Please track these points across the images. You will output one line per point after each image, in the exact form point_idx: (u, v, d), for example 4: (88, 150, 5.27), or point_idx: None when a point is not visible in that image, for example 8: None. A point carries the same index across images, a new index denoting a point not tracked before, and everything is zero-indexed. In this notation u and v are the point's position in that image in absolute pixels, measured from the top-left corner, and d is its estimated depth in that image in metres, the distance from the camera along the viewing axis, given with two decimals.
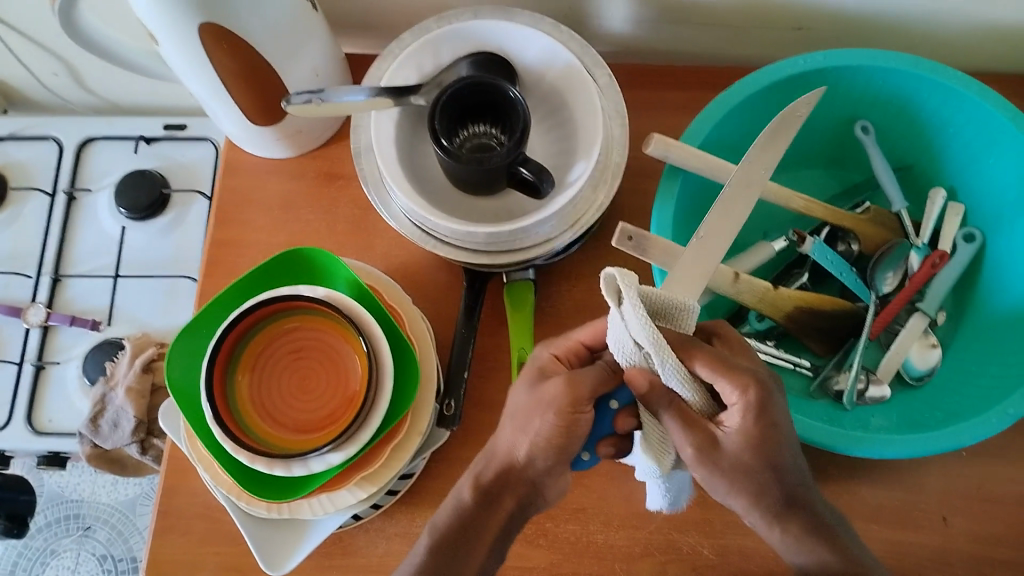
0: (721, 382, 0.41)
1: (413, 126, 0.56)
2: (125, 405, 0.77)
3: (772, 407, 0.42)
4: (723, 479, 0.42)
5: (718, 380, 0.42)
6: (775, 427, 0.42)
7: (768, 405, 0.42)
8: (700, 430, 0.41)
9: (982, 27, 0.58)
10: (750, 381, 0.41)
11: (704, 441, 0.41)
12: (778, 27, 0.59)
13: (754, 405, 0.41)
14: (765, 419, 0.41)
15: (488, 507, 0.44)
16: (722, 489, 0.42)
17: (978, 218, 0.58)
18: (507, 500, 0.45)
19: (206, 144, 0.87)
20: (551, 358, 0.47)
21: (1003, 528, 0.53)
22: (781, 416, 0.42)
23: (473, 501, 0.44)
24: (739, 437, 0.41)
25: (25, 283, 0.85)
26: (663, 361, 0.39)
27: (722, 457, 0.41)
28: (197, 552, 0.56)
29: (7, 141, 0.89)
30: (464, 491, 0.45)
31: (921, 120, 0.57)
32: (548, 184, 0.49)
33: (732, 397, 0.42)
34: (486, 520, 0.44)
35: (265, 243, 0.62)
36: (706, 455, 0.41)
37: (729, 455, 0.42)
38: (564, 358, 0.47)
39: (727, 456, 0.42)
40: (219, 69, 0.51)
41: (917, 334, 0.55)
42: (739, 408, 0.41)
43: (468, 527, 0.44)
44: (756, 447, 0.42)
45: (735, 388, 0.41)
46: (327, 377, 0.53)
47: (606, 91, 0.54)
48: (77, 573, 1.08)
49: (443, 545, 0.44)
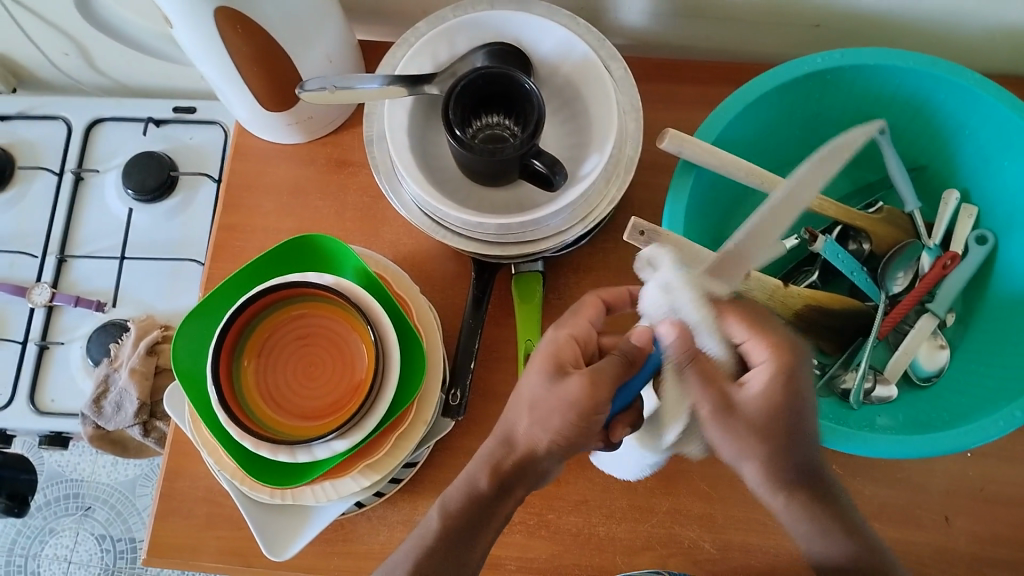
0: (754, 343, 0.43)
1: (426, 114, 0.56)
2: (128, 386, 0.76)
3: (797, 374, 0.43)
4: (737, 438, 0.44)
5: (749, 340, 0.43)
6: (799, 396, 0.43)
7: (794, 371, 0.43)
8: (720, 387, 0.43)
9: (998, 29, 0.58)
10: (781, 345, 0.43)
11: (723, 401, 0.43)
12: (795, 24, 0.59)
13: (784, 369, 0.43)
14: (792, 384, 0.43)
15: (500, 493, 0.44)
16: (734, 454, 0.44)
17: (991, 220, 0.57)
18: (517, 488, 0.45)
19: (215, 127, 0.87)
20: (568, 340, 0.46)
21: (1003, 529, 0.53)
22: (806, 388, 0.44)
23: (488, 489, 0.44)
24: (762, 396, 0.43)
25: (31, 263, 0.85)
26: (705, 330, 0.41)
27: (742, 413, 0.43)
28: (199, 535, 0.56)
29: (14, 119, 0.88)
30: (478, 476, 0.45)
31: (936, 121, 0.56)
32: (560, 177, 0.50)
33: (760, 354, 0.43)
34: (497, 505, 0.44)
35: (274, 228, 0.62)
36: (728, 408, 0.43)
37: (748, 416, 0.43)
38: (580, 341, 0.47)
39: (748, 418, 0.43)
40: (232, 50, 0.50)
41: (926, 334, 0.55)
42: (767, 369, 0.43)
43: (475, 513, 0.44)
44: (774, 411, 0.43)
45: (768, 349, 0.43)
46: (332, 363, 0.53)
47: (621, 84, 0.54)
48: (75, 553, 1.08)
49: (452, 532, 0.44)
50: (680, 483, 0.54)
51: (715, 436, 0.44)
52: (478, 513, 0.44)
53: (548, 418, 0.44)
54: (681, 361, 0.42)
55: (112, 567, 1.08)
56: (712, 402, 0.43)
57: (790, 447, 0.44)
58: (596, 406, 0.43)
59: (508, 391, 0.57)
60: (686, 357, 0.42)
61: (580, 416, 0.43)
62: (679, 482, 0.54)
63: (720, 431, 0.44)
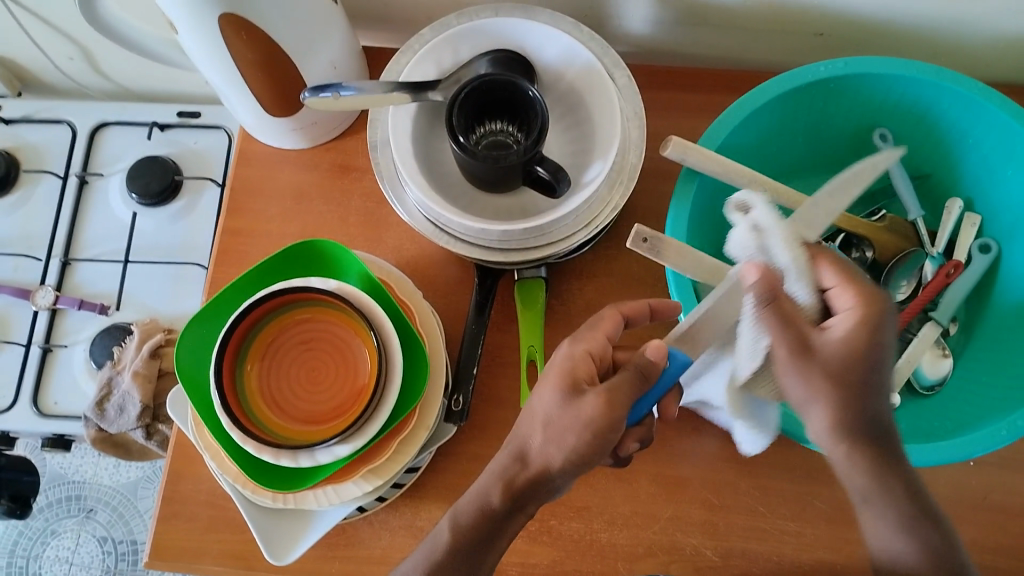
0: (843, 289, 0.42)
1: (430, 121, 0.56)
2: (132, 389, 0.77)
3: (885, 322, 0.42)
4: (810, 381, 0.42)
5: (838, 285, 0.43)
6: (882, 347, 0.42)
7: (879, 320, 0.42)
8: (802, 326, 0.42)
9: (1001, 38, 0.58)
10: (871, 290, 0.42)
11: (804, 340, 0.41)
12: (798, 33, 0.59)
13: (869, 318, 0.41)
14: (878, 332, 0.42)
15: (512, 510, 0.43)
16: (804, 398, 0.42)
17: (993, 229, 0.57)
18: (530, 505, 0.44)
19: (219, 132, 0.87)
20: (584, 355, 0.46)
21: (1006, 538, 0.53)
22: (889, 343, 0.42)
23: (502, 505, 0.43)
24: (844, 339, 0.41)
25: (35, 265, 0.85)
26: (797, 274, 0.42)
27: (818, 355, 0.41)
28: (201, 539, 0.57)
29: (19, 123, 0.89)
30: (493, 490, 0.44)
31: (939, 129, 0.56)
32: (564, 185, 0.50)
33: (846, 299, 0.42)
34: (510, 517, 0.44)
35: (277, 233, 0.62)
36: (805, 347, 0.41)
37: (826, 361, 0.41)
38: (596, 355, 0.47)
39: (823, 361, 0.41)
40: (237, 58, 0.51)
41: (931, 342, 0.55)
42: (850, 311, 0.42)
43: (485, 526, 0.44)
44: (853, 355, 0.41)
45: (856, 295, 0.42)
46: (336, 368, 0.53)
47: (625, 92, 0.54)
48: (77, 554, 1.08)
49: (460, 542, 0.43)
50: (682, 490, 0.54)
51: (786, 380, 0.43)
52: (489, 523, 0.43)
53: (563, 437, 0.43)
54: (758, 301, 0.41)
55: (113, 569, 1.08)
56: (786, 341, 0.41)
57: (861, 400, 0.42)
58: (613, 424, 0.43)
59: (510, 397, 0.57)
60: (763, 298, 0.41)
61: (595, 433, 0.43)
62: (682, 489, 0.55)
63: (792, 374, 0.42)
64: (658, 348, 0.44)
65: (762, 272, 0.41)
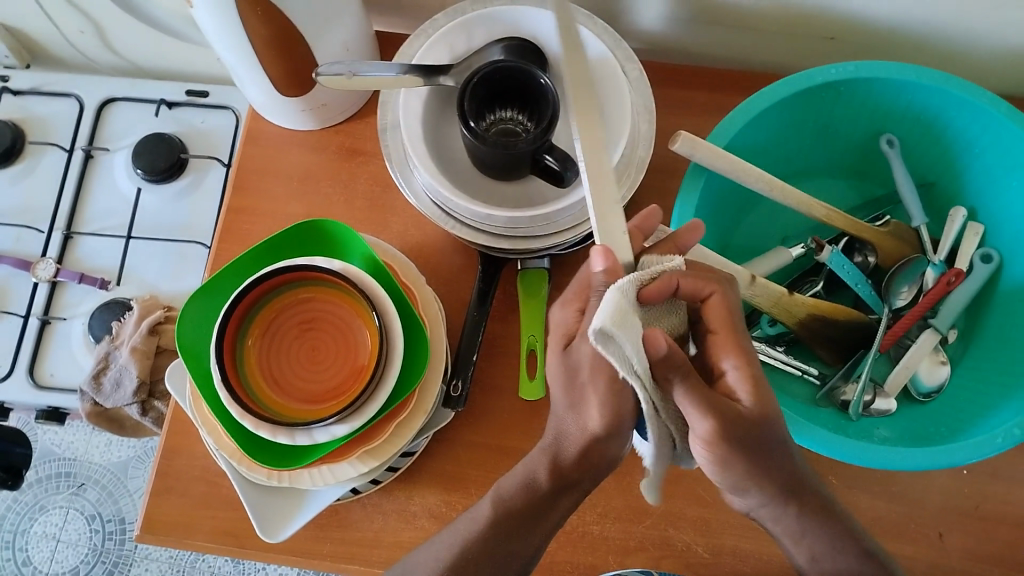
0: (721, 340, 0.42)
1: (441, 107, 0.56)
2: (129, 364, 0.77)
3: (737, 311, 0.43)
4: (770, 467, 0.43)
5: (712, 293, 0.43)
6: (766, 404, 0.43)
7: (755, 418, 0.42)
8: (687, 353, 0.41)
9: (1012, 51, 0.58)
10: (747, 344, 0.42)
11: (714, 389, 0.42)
12: (811, 36, 0.59)
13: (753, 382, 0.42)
14: (732, 321, 0.43)
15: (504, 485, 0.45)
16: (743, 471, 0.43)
17: (996, 239, 0.57)
18: (584, 483, 0.45)
19: (227, 112, 0.87)
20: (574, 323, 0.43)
21: (994, 547, 0.53)
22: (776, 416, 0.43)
23: (552, 487, 0.44)
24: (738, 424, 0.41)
25: (36, 238, 0.85)
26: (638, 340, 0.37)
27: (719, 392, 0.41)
28: (193, 515, 0.57)
29: (28, 95, 0.89)
30: (540, 469, 0.45)
31: (946, 138, 0.57)
32: (572, 173, 0.50)
33: (716, 302, 0.43)
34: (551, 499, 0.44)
35: (282, 213, 0.62)
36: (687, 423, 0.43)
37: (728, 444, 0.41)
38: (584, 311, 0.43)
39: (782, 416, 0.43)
40: (250, 34, 0.50)
41: (927, 350, 0.55)
42: (700, 399, 0.40)
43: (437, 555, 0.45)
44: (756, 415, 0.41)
45: (720, 306, 0.43)
46: (337, 348, 0.53)
47: (636, 85, 0.54)
48: (64, 531, 1.08)
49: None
50: (677, 486, 0.55)
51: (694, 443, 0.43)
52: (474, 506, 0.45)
53: None
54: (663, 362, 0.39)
55: (100, 547, 1.08)
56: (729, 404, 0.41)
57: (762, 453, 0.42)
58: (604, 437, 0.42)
59: (509, 387, 0.57)
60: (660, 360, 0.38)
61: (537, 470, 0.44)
62: (677, 483, 0.55)
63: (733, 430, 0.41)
64: (669, 282, 0.41)
65: (698, 279, 0.42)
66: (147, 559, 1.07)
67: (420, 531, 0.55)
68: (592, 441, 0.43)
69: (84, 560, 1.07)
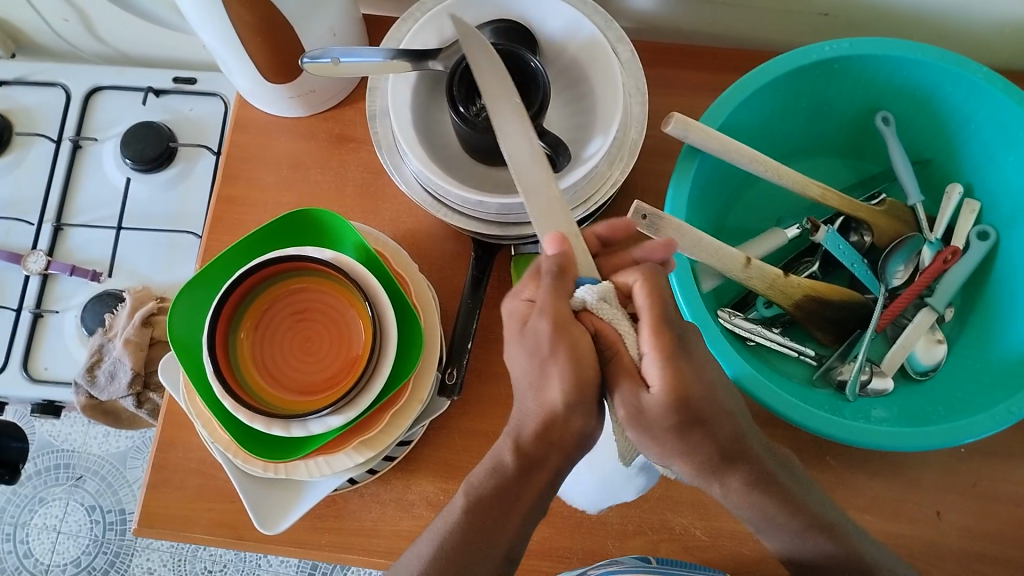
0: (644, 324, 0.41)
1: (430, 92, 0.55)
2: (123, 355, 0.76)
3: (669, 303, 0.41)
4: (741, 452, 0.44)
5: (635, 282, 0.42)
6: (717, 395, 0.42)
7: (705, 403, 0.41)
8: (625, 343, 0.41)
9: (1006, 25, 0.57)
10: (671, 333, 0.40)
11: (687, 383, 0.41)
12: (803, 13, 0.59)
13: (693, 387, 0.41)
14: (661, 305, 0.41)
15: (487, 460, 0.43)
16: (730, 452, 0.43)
17: (993, 216, 0.57)
18: (551, 460, 0.42)
19: (215, 99, 0.86)
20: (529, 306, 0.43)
21: (992, 525, 0.53)
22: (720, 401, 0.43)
23: (515, 467, 0.42)
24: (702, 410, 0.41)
25: (27, 230, 0.85)
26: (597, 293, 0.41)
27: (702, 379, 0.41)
28: (189, 508, 0.56)
29: (14, 85, 0.88)
30: (506, 452, 0.43)
31: (940, 115, 0.56)
32: (564, 158, 0.49)
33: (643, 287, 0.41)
34: (527, 478, 0.42)
35: (273, 202, 0.62)
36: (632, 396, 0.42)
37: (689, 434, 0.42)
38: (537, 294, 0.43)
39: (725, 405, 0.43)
40: (234, 21, 0.50)
41: (925, 328, 0.55)
42: (675, 370, 0.40)
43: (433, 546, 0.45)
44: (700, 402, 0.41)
45: (645, 290, 0.41)
46: (329, 338, 0.52)
47: (628, 66, 0.54)
48: (65, 523, 1.08)
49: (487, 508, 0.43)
50: None
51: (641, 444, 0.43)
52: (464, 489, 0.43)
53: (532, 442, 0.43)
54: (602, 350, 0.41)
55: (101, 538, 1.08)
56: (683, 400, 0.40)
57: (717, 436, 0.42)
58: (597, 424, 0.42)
59: (504, 373, 0.57)
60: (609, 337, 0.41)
61: None
62: None
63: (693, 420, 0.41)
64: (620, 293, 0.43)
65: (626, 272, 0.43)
66: (148, 549, 1.07)
67: (417, 520, 0.55)
68: (552, 417, 0.41)
69: (85, 551, 1.07)
